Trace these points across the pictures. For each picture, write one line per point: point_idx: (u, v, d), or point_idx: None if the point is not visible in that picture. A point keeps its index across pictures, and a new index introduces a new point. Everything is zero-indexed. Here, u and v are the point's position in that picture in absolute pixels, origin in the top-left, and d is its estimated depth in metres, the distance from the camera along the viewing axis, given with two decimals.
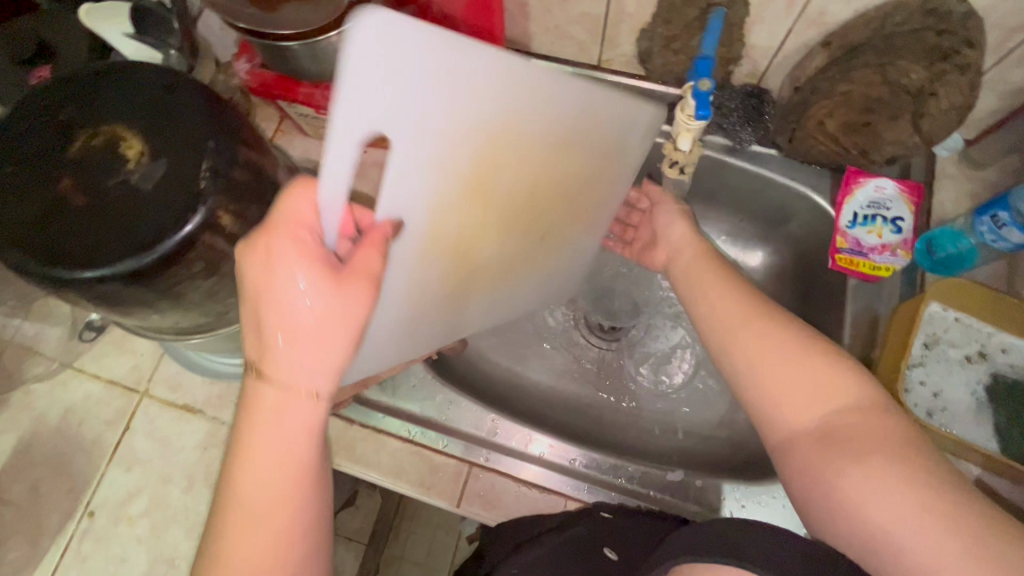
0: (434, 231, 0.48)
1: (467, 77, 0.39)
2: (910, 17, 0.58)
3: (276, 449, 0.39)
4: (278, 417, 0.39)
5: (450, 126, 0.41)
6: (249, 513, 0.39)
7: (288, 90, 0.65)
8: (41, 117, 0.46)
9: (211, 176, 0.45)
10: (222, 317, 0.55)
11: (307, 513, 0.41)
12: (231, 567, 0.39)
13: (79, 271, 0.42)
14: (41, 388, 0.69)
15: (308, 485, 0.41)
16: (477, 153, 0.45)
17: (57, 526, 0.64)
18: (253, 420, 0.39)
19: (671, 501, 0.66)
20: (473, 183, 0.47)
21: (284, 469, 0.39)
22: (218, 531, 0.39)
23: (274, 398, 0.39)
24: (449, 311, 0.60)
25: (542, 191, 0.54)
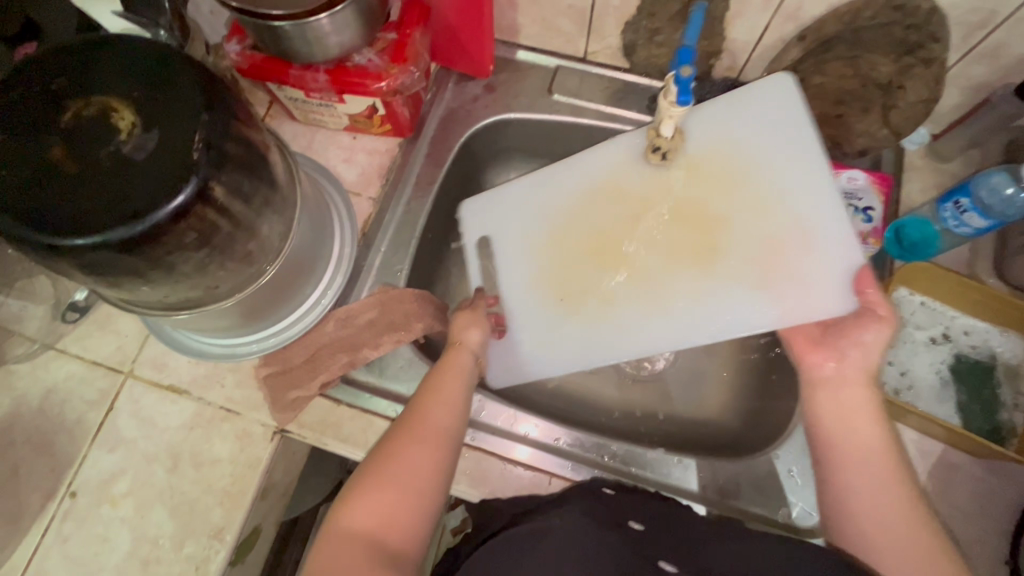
0: (534, 279, 0.73)
1: (628, 343, 0.68)
2: (880, 11, 0.62)
3: (452, 387, 0.61)
4: (451, 360, 0.64)
5: (587, 332, 0.70)
6: (423, 408, 0.58)
7: (279, 72, 0.66)
8: (33, 86, 0.46)
9: (204, 147, 0.46)
10: (212, 292, 0.55)
11: (442, 442, 0.56)
12: (408, 449, 0.54)
13: (70, 238, 0.42)
14: (22, 369, 0.68)
15: (451, 414, 0.59)
16: (580, 294, 0.70)
17: (38, 506, 0.64)
18: (448, 361, 0.64)
19: (739, 509, 0.65)
20: (565, 281, 0.71)
21: (450, 395, 0.60)
22: (402, 422, 0.58)
23: (456, 353, 0.65)
24: (498, 239, 0.76)
25: (610, 236, 0.70)
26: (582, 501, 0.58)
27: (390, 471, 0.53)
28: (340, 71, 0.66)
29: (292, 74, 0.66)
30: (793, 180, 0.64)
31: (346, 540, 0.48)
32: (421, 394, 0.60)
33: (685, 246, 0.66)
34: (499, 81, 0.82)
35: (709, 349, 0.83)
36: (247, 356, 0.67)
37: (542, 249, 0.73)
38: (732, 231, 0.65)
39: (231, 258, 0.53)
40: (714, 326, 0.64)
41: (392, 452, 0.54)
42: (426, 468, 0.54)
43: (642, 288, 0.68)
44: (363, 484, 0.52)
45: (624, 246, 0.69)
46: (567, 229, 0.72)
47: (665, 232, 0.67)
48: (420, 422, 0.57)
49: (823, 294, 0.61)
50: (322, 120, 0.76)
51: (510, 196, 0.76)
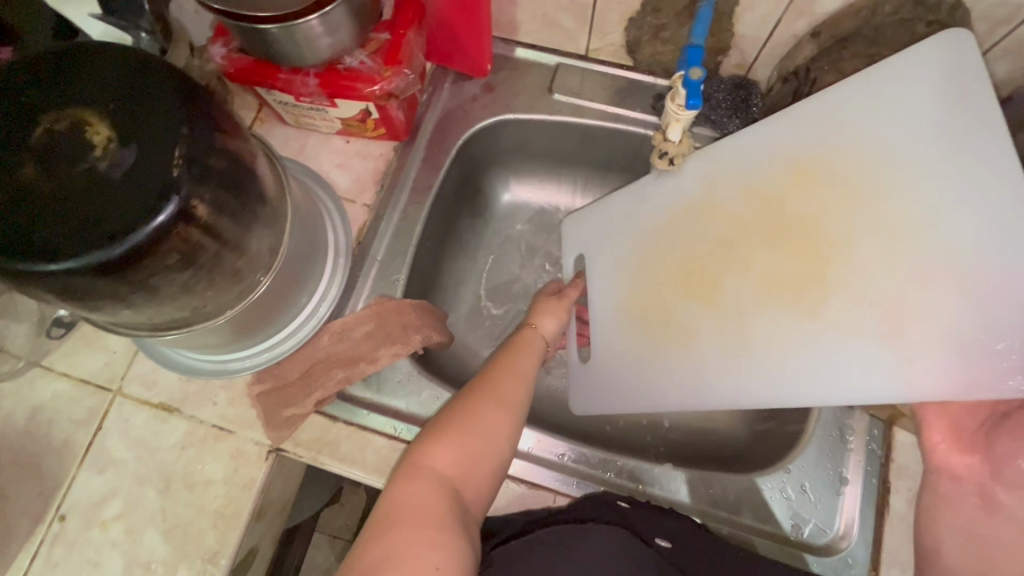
0: (625, 307, 0.71)
1: (714, 389, 0.59)
2: (899, 6, 0.59)
3: (526, 361, 0.65)
4: (522, 339, 0.69)
5: (676, 369, 0.63)
6: (492, 376, 0.61)
7: (268, 76, 0.63)
8: (3, 99, 0.43)
9: (185, 163, 0.43)
10: (200, 312, 0.53)
11: (511, 405, 0.59)
12: (479, 408, 0.57)
13: (44, 263, 0.40)
14: (8, 388, 0.66)
15: (520, 381, 0.62)
16: (670, 325, 0.65)
17: (26, 530, 0.62)
18: (519, 339, 0.69)
19: (751, 527, 0.63)
20: (654, 309, 0.67)
21: (518, 368, 0.63)
22: (472, 387, 0.60)
23: (528, 334, 0.71)
24: (599, 265, 0.77)
25: (701, 261, 0.64)
26: (596, 513, 0.59)
27: (470, 422, 0.55)
28: (331, 74, 0.63)
29: (281, 78, 0.63)
30: (952, 192, 0.45)
31: (422, 481, 0.51)
32: (499, 360, 0.64)
33: (787, 279, 0.55)
34: (498, 80, 0.79)
35: None
36: (239, 372, 0.65)
37: (630, 267, 0.72)
38: (852, 260, 0.50)
39: (219, 276, 0.51)
40: (808, 379, 0.52)
41: (464, 412, 0.56)
42: (498, 427, 0.56)
43: (728, 324, 0.59)
44: (437, 433, 0.54)
45: (715, 273, 0.62)
46: (661, 253, 0.68)
47: (764, 258, 0.57)
48: (489, 390, 0.59)
49: (969, 363, 0.43)
50: (314, 124, 0.73)
51: (595, 216, 0.79)
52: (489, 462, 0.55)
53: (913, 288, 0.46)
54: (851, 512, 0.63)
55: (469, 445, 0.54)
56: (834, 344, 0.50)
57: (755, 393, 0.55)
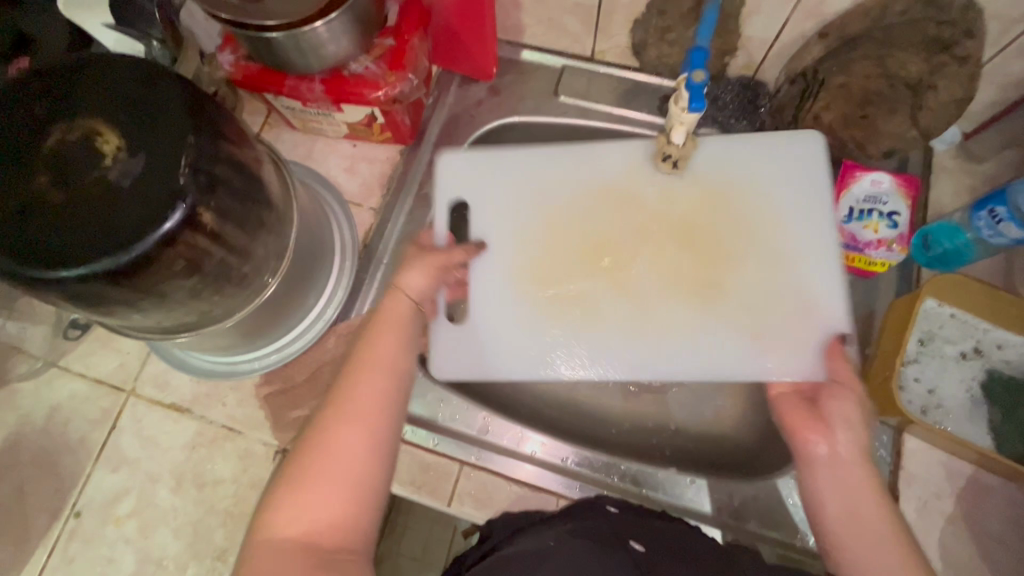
0: (519, 271, 0.67)
1: (609, 367, 0.64)
2: (910, 7, 0.58)
3: (384, 353, 0.50)
4: (393, 305, 0.53)
5: (570, 344, 0.65)
6: (350, 381, 0.47)
7: (273, 83, 0.64)
8: (18, 110, 0.44)
9: (191, 172, 0.44)
10: (207, 316, 0.54)
11: (382, 416, 0.46)
12: (335, 433, 0.45)
13: (56, 270, 0.41)
14: (26, 387, 0.68)
15: (392, 376, 0.48)
16: (570, 300, 0.66)
17: (44, 527, 0.64)
18: (383, 306, 0.54)
19: (753, 535, 0.63)
20: (550, 280, 0.66)
21: (389, 360, 0.49)
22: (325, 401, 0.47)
23: (392, 298, 0.54)
24: (486, 219, 0.68)
25: (610, 240, 0.66)
26: (588, 520, 0.55)
27: (321, 459, 0.44)
28: (336, 80, 0.64)
29: (287, 84, 0.64)
30: (802, 241, 0.64)
31: (265, 554, 0.41)
32: (360, 349, 0.50)
33: (685, 278, 0.64)
34: (503, 83, 0.79)
35: None
36: (248, 374, 0.67)
37: (533, 233, 0.68)
38: (737, 274, 0.64)
39: (225, 283, 0.52)
40: (695, 363, 0.63)
41: (314, 442, 0.44)
42: (360, 453, 0.44)
43: (632, 308, 0.65)
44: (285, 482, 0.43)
45: (621, 255, 0.66)
46: (565, 223, 0.67)
47: (669, 255, 0.65)
48: (348, 400, 0.46)
49: (801, 359, 0.61)
50: (321, 128, 0.74)
51: (491, 161, 0.70)
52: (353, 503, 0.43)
53: (771, 303, 0.63)
54: None
55: (311, 503, 0.42)
56: (711, 336, 0.63)
57: (644, 370, 0.63)
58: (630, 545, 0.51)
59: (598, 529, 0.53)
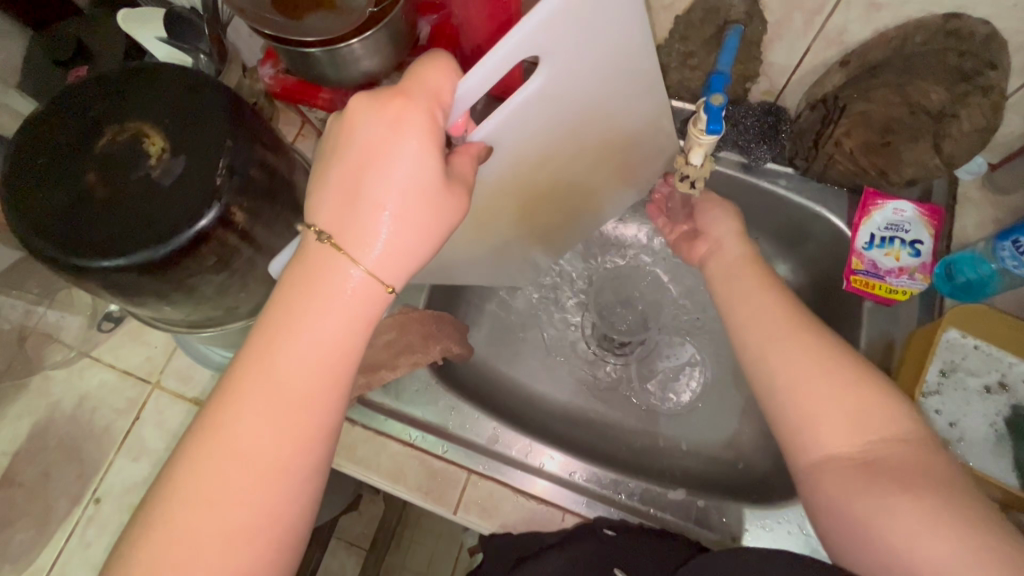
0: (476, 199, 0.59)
1: (464, 270, 0.73)
2: (931, 37, 0.57)
3: (314, 397, 0.39)
4: (337, 298, 0.40)
5: (445, 263, 0.68)
6: (249, 426, 0.38)
7: (310, 95, 0.68)
8: (73, 111, 0.48)
9: (227, 174, 0.46)
10: (232, 312, 0.56)
11: (284, 484, 0.38)
12: (212, 491, 0.37)
13: (95, 259, 0.44)
14: (59, 375, 0.72)
15: (313, 433, 0.39)
16: (481, 230, 0.65)
17: (64, 510, 0.66)
18: (312, 293, 0.40)
19: (677, 524, 0.63)
20: (485, 213, 0.62)
21: (313, 412, 0.39)
22: (207, 447, 0.38)
23: (343, 277, 0.40)
24: (510, 127, 0.52)
25: (556, 182, 0.65)
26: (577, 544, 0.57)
27: (187, 514, 0.37)
28: None
29: (322, 97, 0.67)
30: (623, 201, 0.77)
31: None
32: (273, 378, 0.39)
33: (560, 213, 0.72)
34: None
35: (737, 382, 0.82)
36: None
37: (527, 156, 0.58)
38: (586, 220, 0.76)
39: (251, 281, 0.54)
40: (515, 262, 0.78)
41: (180, 492, 0.37)
42: (235, 518, 0.37)
43: (512, 230, 0.70)
44: (141, 529, 0.37)
45: (549, 195, 0.67)
46: (547, 162, 0.60)
47: (557, 196, 0.68)
48: (239, 452, 0.38)
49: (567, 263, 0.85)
50: None
51: (585, 40, 0.48)
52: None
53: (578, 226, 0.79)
54: (792, 525, 0.61)
55: (197, 566, 0.36)
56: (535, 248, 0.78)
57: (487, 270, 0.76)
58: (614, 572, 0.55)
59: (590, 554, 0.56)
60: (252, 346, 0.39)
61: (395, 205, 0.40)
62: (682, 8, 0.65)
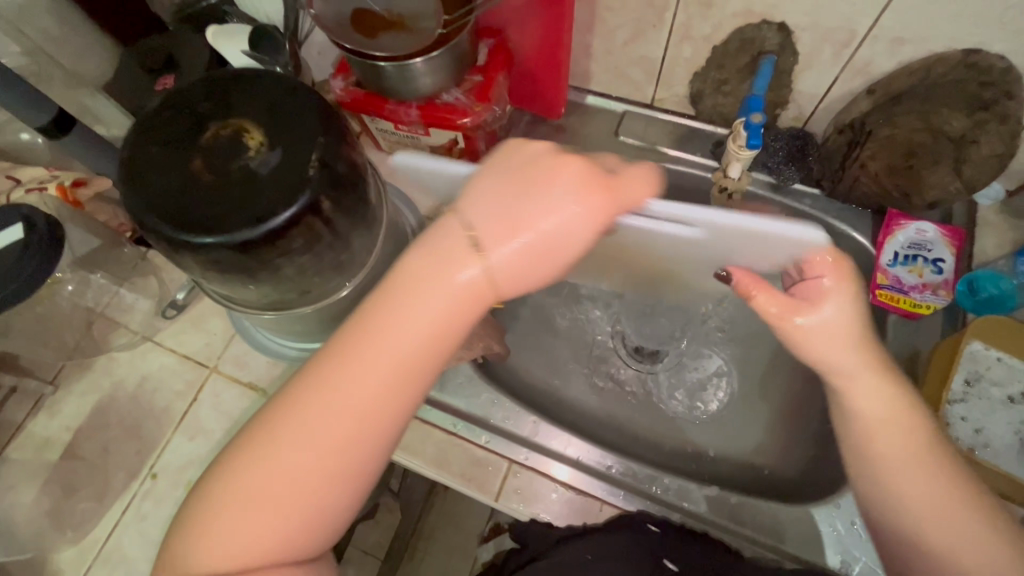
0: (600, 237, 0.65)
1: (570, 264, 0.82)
2: (952, 68, 0.63)
3: (411, 377, 0.45)
4: (462, 292, 0.44)
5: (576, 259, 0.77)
6: (357, 381, 0.44)
7: (375, 106, 0.73)
8: (181, 108, 0.54)
9: (319, 166, 0.52)
10: (303, 296, 0.61)
11: (367, 440, 0.44)
12: (310, 429, 0.43)
13: (201, 236, 0.49)
14: (123, 356, 0.76)
15: (399, 405, 0.45)
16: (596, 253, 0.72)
17: (122, 484, 0.70)
18: (429, 274, 0.44)
19: (712, 522, 0.66)
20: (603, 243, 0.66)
21: (405, 388, 0.45)
22: (317, 384, 0.44)
23: (470, 279, 0.44)
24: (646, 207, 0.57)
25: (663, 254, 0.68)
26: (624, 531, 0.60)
27: (285, 448, 0.42)
28: (430, 107, 0.73)
29: (388, 107, 0.73)
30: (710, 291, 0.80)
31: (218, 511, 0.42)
32: (388, 348, 0.44)
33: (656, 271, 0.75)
34: (569, 122, 0.88)
35: (765, 393, 0.85)
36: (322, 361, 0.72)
37: (654, 228, 0.61)
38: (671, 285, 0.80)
39: (327, 266, 0.59)
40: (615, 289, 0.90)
41: (285, 424, 0.43)
42: (322, 455, 0.43)
43: (611, 263, 0.75)
44: (247, 455, 0.43)
45: (648, 258, 0.69)
46: (666, 241, 0.62)
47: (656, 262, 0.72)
48: (342, 400, 0.43)
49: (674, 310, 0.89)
50: (406, 151, 0.83)
51: (746, 241, 0.60)
52: (298, 513, 0.42)
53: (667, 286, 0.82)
54: (797, 519, 0.65)
55: (283, 492, 0.42)
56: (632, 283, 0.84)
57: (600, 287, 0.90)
58: (664, 563, 0.57)
59: (635, 544, 0.59)
60: (374, 310, 0.45)
61: (537, 245, 0.44)
62: (719, 39, 0.71)
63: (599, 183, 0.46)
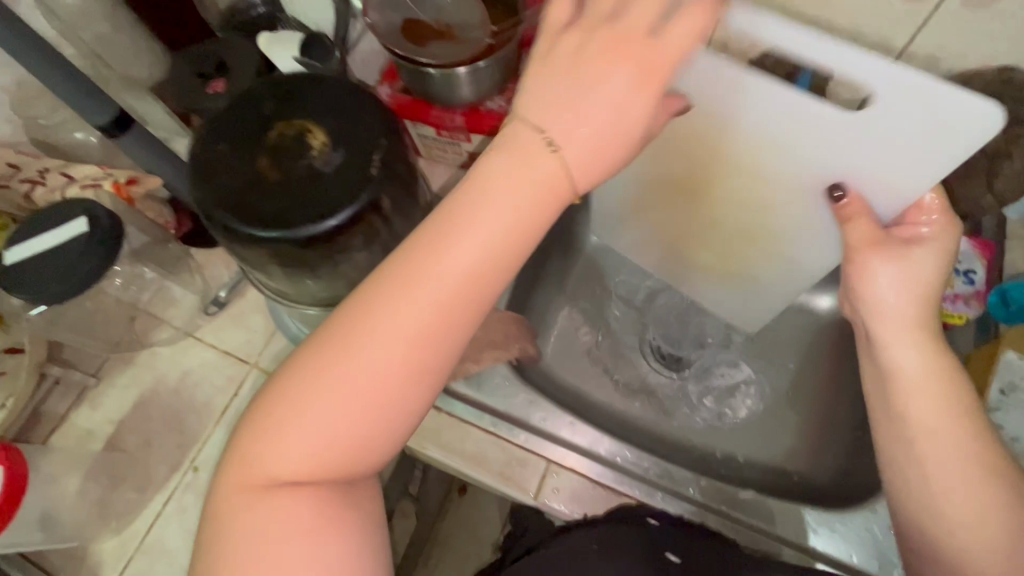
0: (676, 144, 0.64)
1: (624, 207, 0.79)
2: (987, 86, 0.65)
3: (483, 281, 0.42)
4: (531, 181, 0.42)
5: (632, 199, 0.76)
6: (427, 281, 0.41)
7: (422, 112, 0.76)
8: (247, 108, 0.56)
9: (381, 166, 0.54)
10: (353, 293, 0.62)
11: (436, 345, 0.42)
12: (378, 330, 0.41)
13: (267, 231, 0.51)
14: (165, 351, 0.77)
15: (468, 311, 0.42)
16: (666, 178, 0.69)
17: (164, 476, 0.71)
18: (502, 162, 0.43)
19: (745, 524, 0.67)
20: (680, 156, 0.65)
21: (478, 290, 0.42)
22: (384, 286, 0.42)
23: (540, 164, 0.43)
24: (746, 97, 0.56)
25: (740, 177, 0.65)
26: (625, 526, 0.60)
27: (354, 352, 0.41)
28: (474, 114, 0.75)
29: (433, 113, 0.75)
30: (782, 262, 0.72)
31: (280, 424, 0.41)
32: (456, 241, 0.42)
33: (726, 216, 0.70)
34: None
35: (794, 401, 0.86)
36: None
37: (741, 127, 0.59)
38: (741, 240, 0.72)
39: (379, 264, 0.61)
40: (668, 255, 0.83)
41: (355, 328, 0.41)
42: (389, 359, 0.41)
43: (680, 201, 0.72)
44: (311, 362, 0.42)
45: (726, 181, 0.66)
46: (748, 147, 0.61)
47: (729, 196, 0.67)
48: (413, 298, 0.41)
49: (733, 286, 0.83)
50: (443, 156, 0.85)
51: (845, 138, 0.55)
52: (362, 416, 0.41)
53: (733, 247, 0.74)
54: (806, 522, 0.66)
55: (351, 400, 0.41)
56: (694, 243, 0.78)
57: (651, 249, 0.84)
58: (666, 556, 0.57)
59: (634, 534, 0.59)
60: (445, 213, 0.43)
61: (593, 118, 0.43)
62: None
63: (650, 54, 0.44)
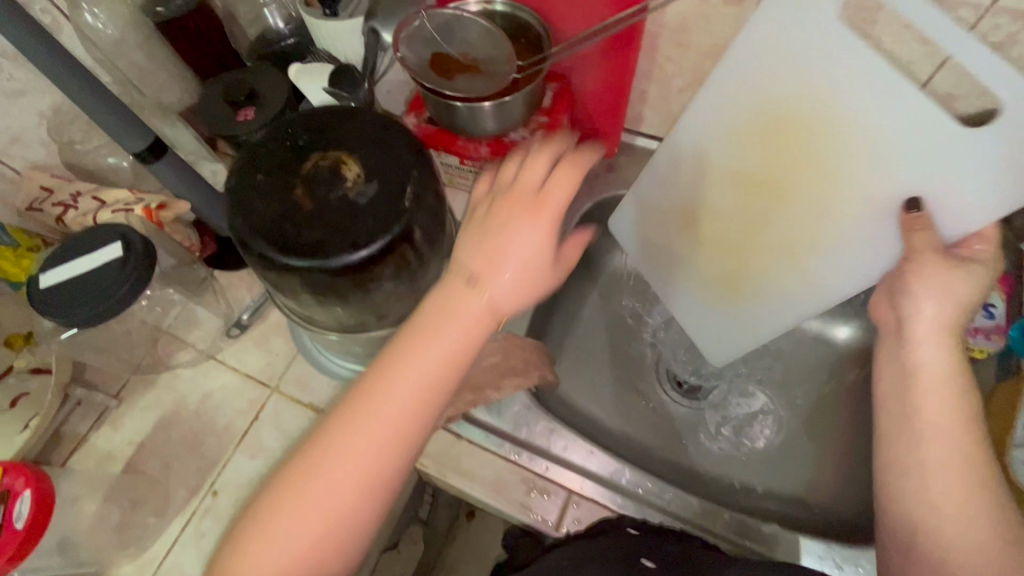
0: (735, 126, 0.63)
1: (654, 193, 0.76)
2: None
3: (423, 404, 0.50)
4: (461, 321, 0.50)
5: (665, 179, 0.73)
6: (373, 409, 0.49)
7: (447, 142, 0.77)
8: (284, 139, 0.57)
9: (413, 198, 0.55)
10: (380, 321, 0.63)
11: (386, 460, 0.49)
12: (334, 455, 0.48)
13: (303, 260, 0.52)
14: (187, 373, 0.78)
15: (412, 431, 0.50)
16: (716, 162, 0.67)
17: (182, 499, 0.71)
18: (434, 312, 0.51)
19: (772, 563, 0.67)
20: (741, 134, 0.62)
21: (419, 410, 0.50)
22: (339, 416, 0.49)
23: (465, 304, 0.50)
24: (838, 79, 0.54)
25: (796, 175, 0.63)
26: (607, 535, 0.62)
27: (314, 475, 0.48)
28: (499, 145, 0.76)
29: (459, 143, 0.77)
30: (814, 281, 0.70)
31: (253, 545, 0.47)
32: (400, 371, 0.49)
33: (769, 218, 0.68)
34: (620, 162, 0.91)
35: (813, 431, 0.86)
36: None
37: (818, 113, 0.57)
38: (773, 252, 0.70)
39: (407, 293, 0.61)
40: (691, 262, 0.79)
41: (314, 453, 0.49)
42: (347, 477, 0.48)
43: (727, 194, 0.69)
44: (281, 486, 0.48)
45: (784, 178, 0.64)
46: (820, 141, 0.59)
47: (779, 194, 0.65)
48: (364, 427, 0.48)
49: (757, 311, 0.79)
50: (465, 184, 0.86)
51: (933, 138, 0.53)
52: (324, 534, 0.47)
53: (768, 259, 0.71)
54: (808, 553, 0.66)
55: (315, 514, 0.47)
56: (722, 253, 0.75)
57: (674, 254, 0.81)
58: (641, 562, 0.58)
59: (612, 542, 0.60)
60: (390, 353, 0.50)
61: (505, 251, 0.51)
62: None
63: (535, 205, 0.52)
